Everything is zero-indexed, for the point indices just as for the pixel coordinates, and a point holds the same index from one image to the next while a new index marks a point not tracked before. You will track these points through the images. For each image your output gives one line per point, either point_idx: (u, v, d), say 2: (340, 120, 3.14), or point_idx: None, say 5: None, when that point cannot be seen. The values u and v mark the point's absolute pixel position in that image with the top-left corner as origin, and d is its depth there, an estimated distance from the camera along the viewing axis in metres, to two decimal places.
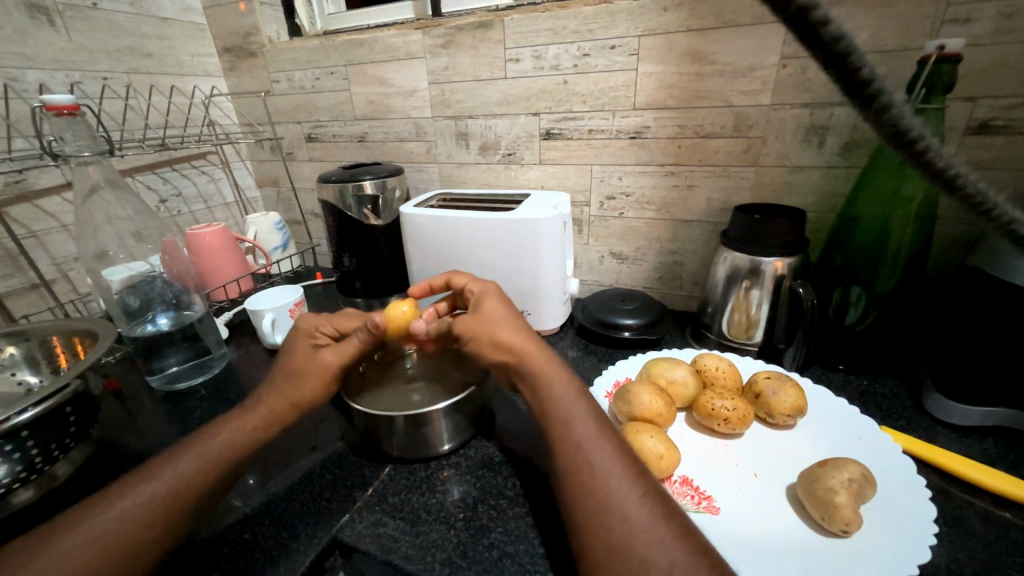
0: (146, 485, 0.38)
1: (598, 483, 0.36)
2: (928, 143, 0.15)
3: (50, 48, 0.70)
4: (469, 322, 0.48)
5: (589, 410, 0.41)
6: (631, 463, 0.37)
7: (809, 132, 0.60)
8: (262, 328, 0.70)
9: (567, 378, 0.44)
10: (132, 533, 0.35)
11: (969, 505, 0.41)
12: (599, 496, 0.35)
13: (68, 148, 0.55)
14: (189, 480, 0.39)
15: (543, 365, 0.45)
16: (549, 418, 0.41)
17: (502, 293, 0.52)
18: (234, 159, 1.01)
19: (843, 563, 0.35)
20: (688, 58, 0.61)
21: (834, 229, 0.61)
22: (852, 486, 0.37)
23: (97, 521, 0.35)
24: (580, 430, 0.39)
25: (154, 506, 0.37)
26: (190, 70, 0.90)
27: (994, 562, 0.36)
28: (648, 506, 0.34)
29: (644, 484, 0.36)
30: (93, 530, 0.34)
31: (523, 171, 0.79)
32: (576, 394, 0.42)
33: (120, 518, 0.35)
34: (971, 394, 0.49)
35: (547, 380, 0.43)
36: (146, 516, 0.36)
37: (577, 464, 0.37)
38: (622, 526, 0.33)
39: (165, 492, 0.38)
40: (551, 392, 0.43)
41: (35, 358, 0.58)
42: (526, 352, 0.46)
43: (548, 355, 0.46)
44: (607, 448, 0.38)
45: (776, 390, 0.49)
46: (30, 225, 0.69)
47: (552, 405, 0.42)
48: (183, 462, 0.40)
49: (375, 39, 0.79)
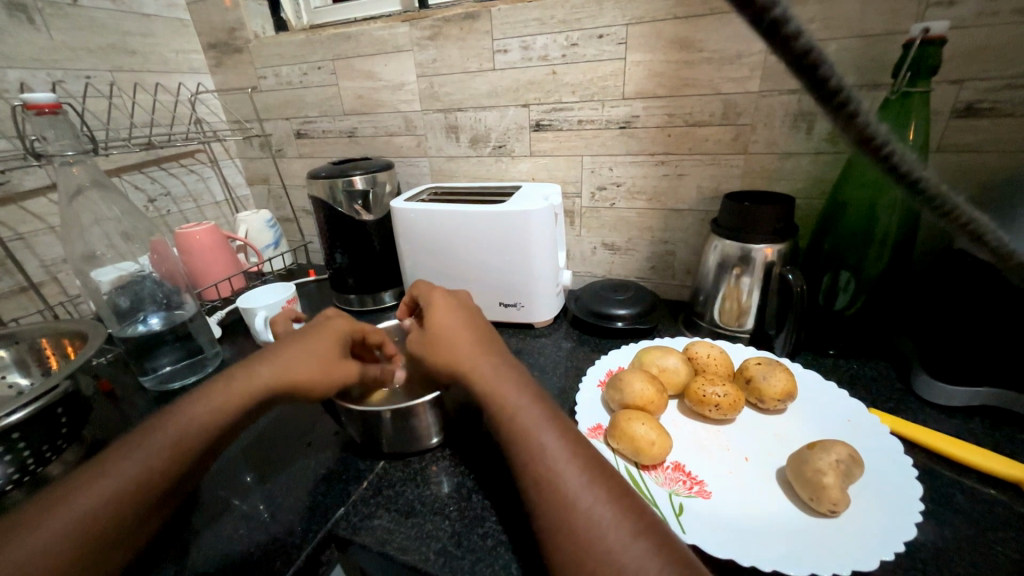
0: (104, 482, 0.35)
1: (555, 494, 0.36)
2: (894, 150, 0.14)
3: (31, 47, 0.69)
4: (421, 345, 0.48)
5: (545, 416, 0.41)
6: (587, 467, 0.38)
7: (797, 119, 0.60)
8: (254, 325, 0.70)
9: (518, 388, 0.43)
10: (96, 534, 0.33)
11: (956, 484, 0.42)
12: (557, 507, 0.35)
13: (51, 148, 0.55)
14: (163, 466, 0.37)
15: (500, 373, 0.44)
16: (504, 433, 0.41)
17: (452, 303, 0.51)
18: (223, 156, 1.00)
19: (832, 543, 0.35)
20: (676, 46, 0.61)
21: (823, 216, 0.62)
22: (839, 467, 0.38)
23: (55, 522, 0.32)
24: (534, 441, 0.39)
25: (124, 495, 0.35)
26: (175, 68, 0.89)
27: (979, 538, 0.37)
28: (604, 512, 0.35)
29: (601, 488, 0.36)
30: (60, 518, 0.33)
31: (514, 163, 0.78)
32: (528, 403, 0.42)
33: (84, 509, 0.34)
34: (958, 374, 0.49)
35: (497, 396, 0.42)
36: (116, 507, 0.35)
37: (533, 477, 0.37)
38: (579, 536, 0.34)
39: (132, 487, 0.36)
40: (501, 405, 0.42)
41: (25, 360, 0.57)
42: (471, 371, 0.44)
43: (499, 366, 0.45)
44: (563, 455, 0.38)
45: (766, 375, 0.49)
46: (16, 227, 0.69)
47: (509, 417, 0.41)
48: (146, 453, 0.37)
49: (361, 32, 0.78)
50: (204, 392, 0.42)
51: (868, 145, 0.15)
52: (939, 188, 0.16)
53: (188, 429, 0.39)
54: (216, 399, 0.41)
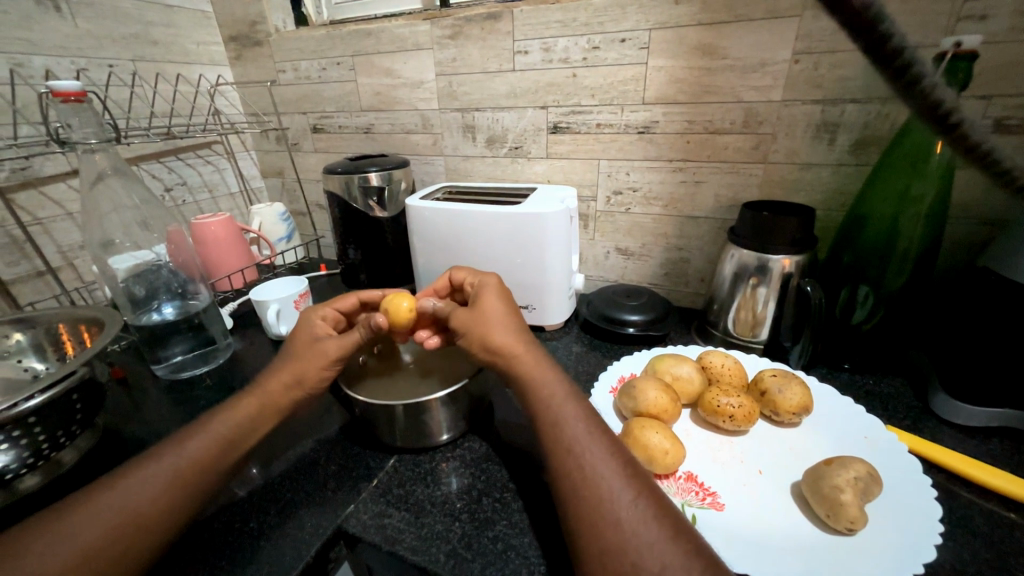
0: (151, 467, 0.40)
1: (591, 486, 0.36)
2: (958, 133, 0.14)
3: (56, 35, 0.69)
4: (467, 320, 0.48)
5: (586, 412, 0.41)
6: (624, 465, 0.38)
7: (820, 129, 0.59)
8: (266, 318, 0.70)
9: (558, 380, 0.44)
10: (138, 513, 0.37)
11: (974, 505, 0.41)
12: (593, 498, 0.35)
13: (75, 136, 0.55)
14: (194, 462, 0.41)
15: (533, 365, 0.45)
16: (543, 422, 0.41)
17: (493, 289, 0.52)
18: (239, 149, 1.00)
19: (849, 561, 0.35)
20: (699, 52, 0.61)
21: (842, 229, 0.61)
22: (857, 485, 0.37)
23: (106, 499, 0.37)
24: (572, 433, 0.39)
25: (158, 487, 0.38)
26: (196, 59, 0.90)
27: (999, 563, 0.36)
28: (641, 508, 0.34)
29: (638, 485, 0.36)
30: (100, 508, 0.36)
31: (530, 165, 0.78)
32: (567, 397, 0.42)
33: (124, 500, 0.37)
34: (977, 394, 0.49)
35: (530, 389, 0.43)
36: (150, 497, 0.38)
37: (569, 467, 0.37)
38: (615, 529, 0.33)
39: (173, 472, 0.40)
40: (535, 399, 0.42)
41: (42, 345, 0.58)
42: (508, 359, 0.45)
43: (537, 356, 0.46)
44: (601, 449, 0.38)
45: (782, 388, 0.49)
46: (35, 212, 0.69)
47: (542, 410, 0.42)
48: (191, 445, 0.42)
49: (381, 29, 0.78)
50: (238, 401, 0.47)
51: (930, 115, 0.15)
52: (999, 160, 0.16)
53: (217, 430, 0.44)
54: (241, 407, 0.46)
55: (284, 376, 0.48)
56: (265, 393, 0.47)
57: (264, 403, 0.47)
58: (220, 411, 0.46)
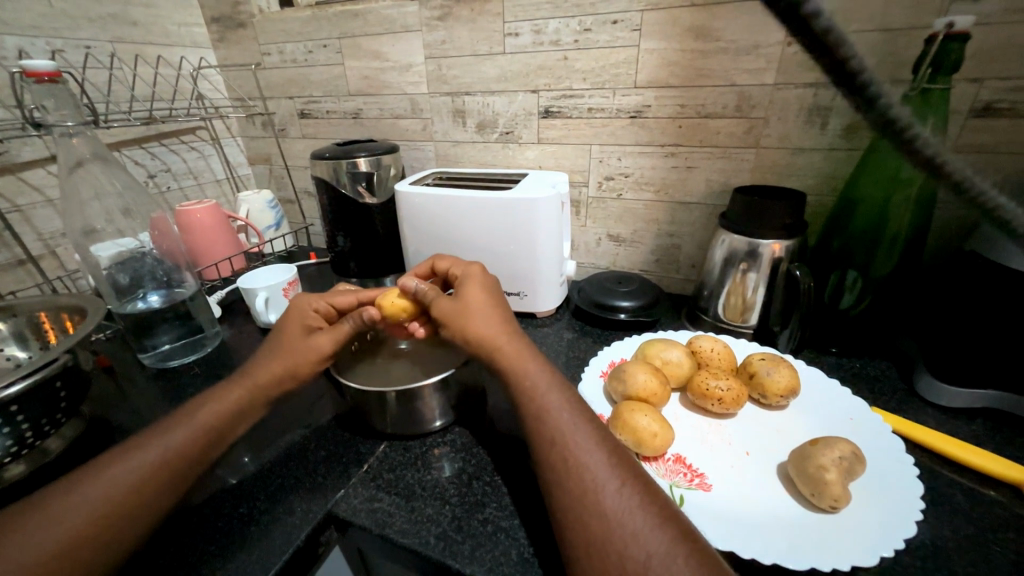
0: (135, 456, 0.39)
1: (578, 475, 0.36)
2: (918, 129, 0.15)
3: (28, 13, 0.66)
4: (447, 310, 0.48)
5: (571, 406, 0.41)
6: (609, 453, 0.38)
7: (811, 113, 0.59)
8: (255, 307, 0.69)
9: (542, 371, 0.44)
10: (121, 500, 0.36)
11: (955, 483, 0.42)
12: (577, 487, 0.35)
13: (50, 118, 0.53)
14: (180, 452, 0.40)
15: (515, 357, 0.44)
16: (526, 414, 0.41)
17: (482, 279, 0.51)
18: (224, 134, 0.98)
19: (832, 540, 0.35)
20: (691, 34, 0.60)
21: (833, 213, 0.62)
22: (842, 464, 0.38)
23: (90, 487, 0.37)
24: (557, 422, 0.40)
25: (141, 476, 0.38)
26: (177, 41, 0.87)
27: (978, 538, 0.37)
28: (626, 496, 0.35)
29: (623, 474, 0.36)
30: (83, 497, 0.36)
31: (521, 150, 0.77)
32: (552, 387, 0.42)
33: (107, 487, 0.37)
34: (962, 375, 0.49)
35: (517, 377, 0.43)
36: (134, 486, 0.37)
37: (554, 458, 0.38)
38: (601, 519, 0.33)
39: (157, 460, 0.39)
40: (521, 387, 0.42)
41: (23, 334, 0.57)
42: (497, 347, 0.45)
43: (523, 351, 0.45)
44: (586, 439, 0.38)
45: (770, 370, 0.49)
46: (14, 199, 0.67)
47: (528, 401, 0.42)
48: (178, 434, 0.42)
49: (369, 10, 0.76)
50: (225, 389, 0.47)
51: (888, 127, 0.15)
52: (966, 169, 0.16)
53: (206, 421, 0.44)
54: (231, 398, 0.46)
55: (275, 367, 0.48)
56: (249, 383, 0.47)
57: (255, 395, 0.47)
58: (210, 400, 0.46)
